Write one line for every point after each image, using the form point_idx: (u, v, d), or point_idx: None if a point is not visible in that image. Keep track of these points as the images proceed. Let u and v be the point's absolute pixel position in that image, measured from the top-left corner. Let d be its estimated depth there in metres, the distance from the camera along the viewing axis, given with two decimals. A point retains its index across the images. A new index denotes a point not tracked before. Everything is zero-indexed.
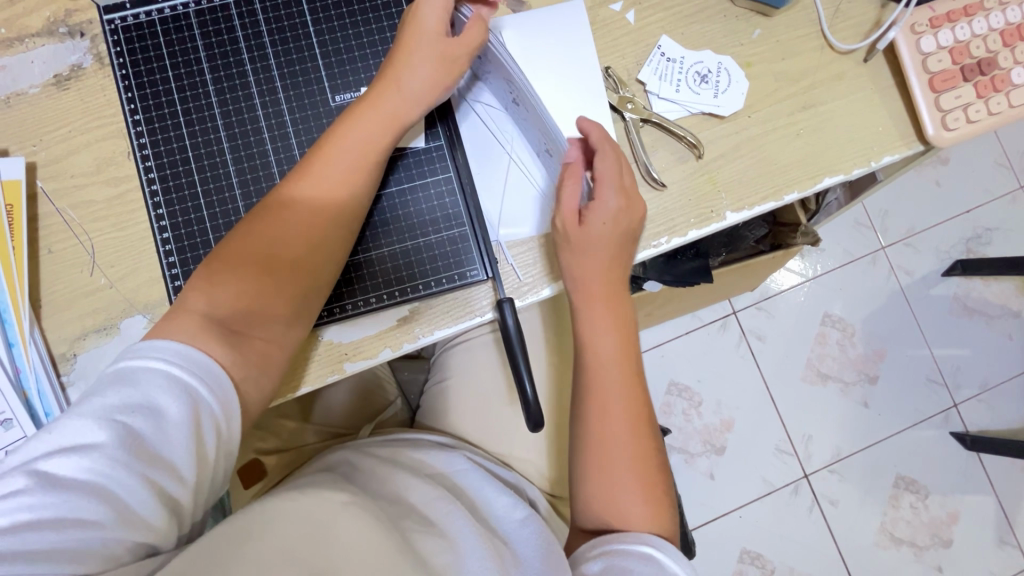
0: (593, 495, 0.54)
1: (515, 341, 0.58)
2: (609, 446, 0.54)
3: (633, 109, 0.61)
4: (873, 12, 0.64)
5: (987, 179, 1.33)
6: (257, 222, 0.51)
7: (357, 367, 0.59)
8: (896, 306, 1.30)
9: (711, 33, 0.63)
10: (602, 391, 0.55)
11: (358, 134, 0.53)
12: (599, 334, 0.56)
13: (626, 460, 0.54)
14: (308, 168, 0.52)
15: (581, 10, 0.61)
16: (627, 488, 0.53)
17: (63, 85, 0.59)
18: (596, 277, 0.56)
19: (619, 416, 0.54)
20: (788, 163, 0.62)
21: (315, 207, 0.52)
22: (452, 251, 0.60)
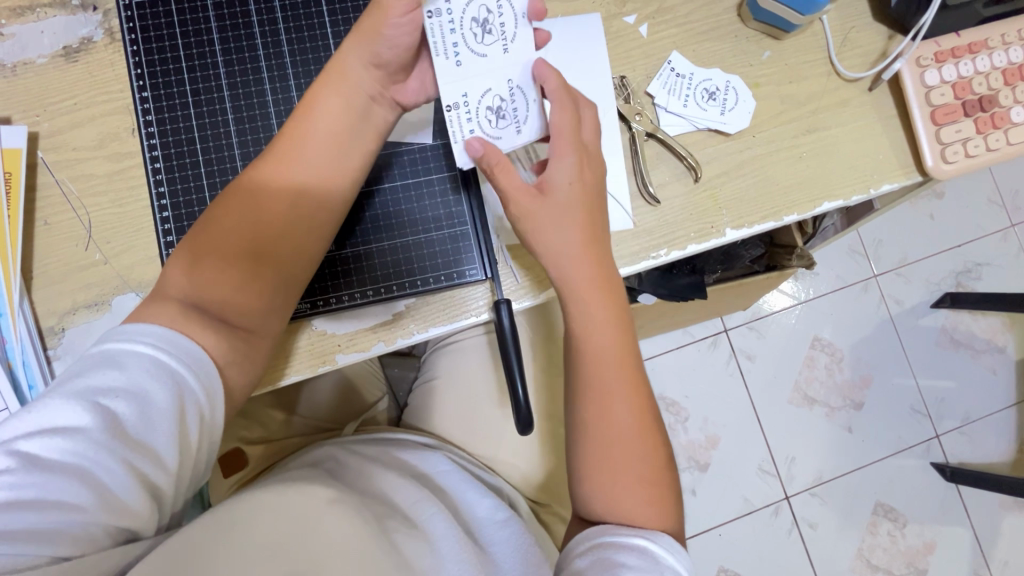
0: (592, 490, 0.51)
1: (510, 342, 0.57)
2: (608, 442, 0.51)
3: (640, 121, 0.61)
4: (880, 42, 0.65)
5: (979, 215, 1.36)
6: (215, 212, 0.50)
7: (348, 359, 0.59)
8: (884, 335, 1.32)
9: (721, 52, 0.63)
10: (601, 382, 0.52)
11: (317, 111, 0.50)
12: (596, 324, 0.52)
13: (624, 449, 0.51)
14: (276, 150, 0.50)
15: (595, 25, 0.62)
16: (630, 485, 0.51)
17: (71, 58, 0.58)
18: (591, 274, 0.52)
19: (622, 408, 0.52)
20: (788, 186, 0.63)
21: (276, 190, 0.50)
22: (453, 249, 0.60)
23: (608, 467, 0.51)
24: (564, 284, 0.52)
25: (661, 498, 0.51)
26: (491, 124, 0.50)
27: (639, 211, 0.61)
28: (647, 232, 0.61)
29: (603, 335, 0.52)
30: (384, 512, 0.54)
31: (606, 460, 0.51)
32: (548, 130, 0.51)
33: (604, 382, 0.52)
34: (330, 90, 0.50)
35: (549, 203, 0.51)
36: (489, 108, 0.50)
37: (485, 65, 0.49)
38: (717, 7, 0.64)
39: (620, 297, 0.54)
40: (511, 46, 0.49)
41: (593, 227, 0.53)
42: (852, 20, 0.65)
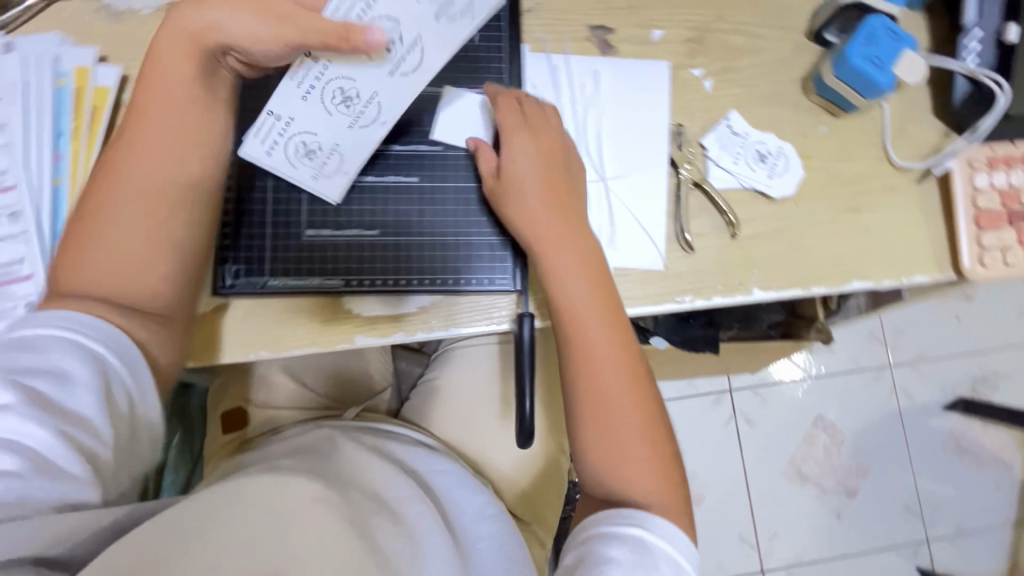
0: (589, 459, 0.54)
1: (526, 358, 0.59)
2: (605, 417, 0.54)
3: (688, 169, 0.63)
4: (935, 138, 0.66)
5: (1005, 326, 1.34)
6: (107, 184, 0.50)
7: (367, 342, 0.59)
8: (889, 427, 1.30)
9: (779, 118, 0.65)
10: (591, 359, 0.54)
11: (172, 82, 0.50)
12: (577, 297, 0.55)
13: (621, 420, 0.54)
14: (126, 136, 0.51)
15: (662, 74, 0.64)
16: (631, 453, 0.53)
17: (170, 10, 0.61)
18: (579, 269, 0.55)
19: (615, 382, 0.54)
20: (822, 259, 0.64)
21: (167, 171, 0.51)
22: (490, 256, 0.60)
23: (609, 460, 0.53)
24: (558, 278, 0.55)
25: (664, 482, 0.53)
26: (331, 100, 0.49)
27: (673, 255, 0.62)
28: (676, 276, 0.62)
29: (596, 332, 0.54)
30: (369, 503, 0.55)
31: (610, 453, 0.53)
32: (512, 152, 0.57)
33: (599, 380, 0.54)
34: (178, 54, 0.50)
35: (550, 220, 0.56)
36: (338, 90, 0.49)
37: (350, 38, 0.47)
38: (782, 76, 0.66)
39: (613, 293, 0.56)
40: (444, 15, 0.46)
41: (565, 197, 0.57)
42: (911, 112, 0.66)
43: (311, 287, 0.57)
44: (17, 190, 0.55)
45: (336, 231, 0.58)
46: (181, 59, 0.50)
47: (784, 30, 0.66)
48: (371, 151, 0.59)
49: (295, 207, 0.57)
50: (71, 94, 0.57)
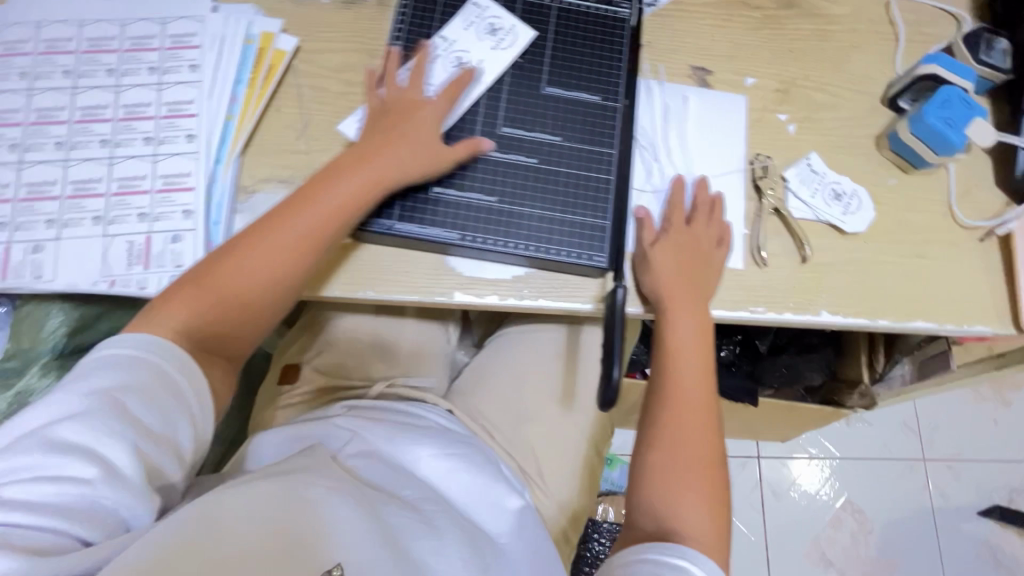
0: (659, 453, 0.60)
1: (617, 324, 0.57)
2: (684, 442, 0.60)
3: (771, 196, 0.69)
4: (998, 204, 0.72)
5: (1009, 441, 1.52)
6: (284, 215, 0.56)
7: (464, 299, 0.63)
8: (921, 520, 1.46)
9: (856, 167, 0.72)
10: (680, 411, 0.61)
11: (407, 157, 0.59)
12: (684, 324, 0.62)
13: (692, 415, 0.61)
14: (191, 298, 0.54)
15: (741, 107, 0.73)
16: (693, 439, 0.60)
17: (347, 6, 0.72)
18: (697, 341, 0.62)
19: (699, 422, 0.61)
20: (884, 293, 0.68)
21: (240, 288, 0.55)
22: (585, 235, 0.61)
23: (681, 483, 0.58)
24: (682, 405, 0.61)
25: (715, 470, 0.60)
26: (458, 73, 0.65)
27: (748, 269, 0.67)
28: (749, 288, 0.67)
29: (690, 397, 0.61)
30: (349, 485, 0.55)
31: (661, 443, 0.60)
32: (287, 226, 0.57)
33: (678, 405, 0.61)
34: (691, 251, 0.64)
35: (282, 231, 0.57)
36: (453, 59, 0.66)
37: (470, 42, 0.66)
38: (858, 132, 0.74)
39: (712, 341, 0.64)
40: (517, 35, 0.67)
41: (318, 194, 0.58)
42: (976, 179, 0.73)
43: (430, 236, 0.60)
44: (197, 117, 0.62)
45: (460, 193, 0.61)
46: (672, 296, 0.62)
47: (864, 95, 0.75)
48: (503, 129, 0.64)
49: None
50: (256, 52, 0.67)
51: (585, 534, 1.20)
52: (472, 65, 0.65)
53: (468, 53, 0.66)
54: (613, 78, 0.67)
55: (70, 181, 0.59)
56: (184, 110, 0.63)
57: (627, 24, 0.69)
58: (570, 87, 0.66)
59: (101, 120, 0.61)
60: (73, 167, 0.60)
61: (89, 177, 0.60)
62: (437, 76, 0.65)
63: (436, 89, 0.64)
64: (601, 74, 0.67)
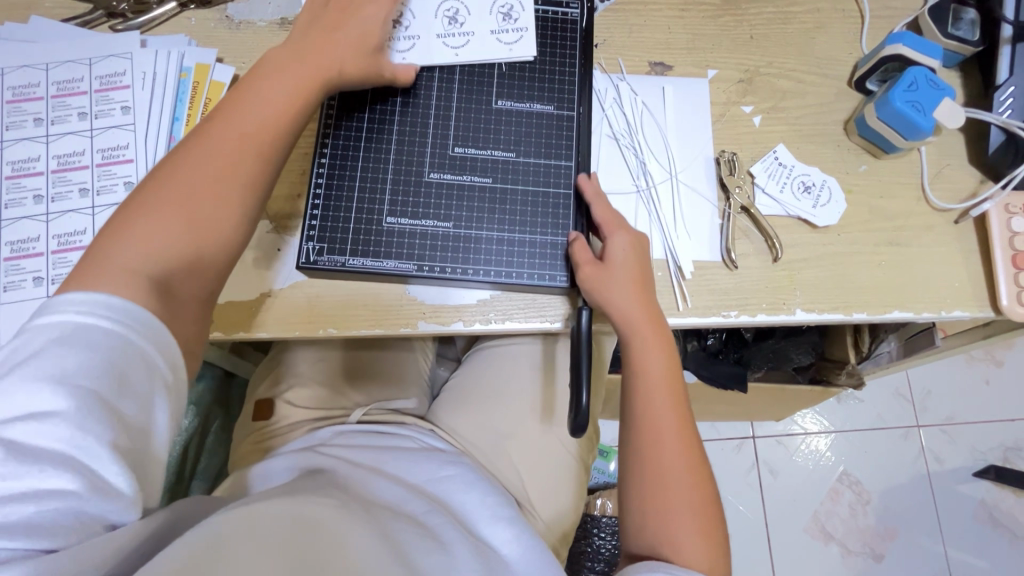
0: (641, 504, 0.55)
1: (584, 347, 0.56)
2: (665, 483, 0.55)
3: (739, 194, 0.67)
4: (972, 183, 0.70)
5: (1004, 402, 1.53)
6: (232, 104, 0.53)
7: (428, 327, 0.61)
8: (918, 486, 1.47)
9: (824, 156, 0.70)
10: (655, 453, 0.55)
11: (343, 55, 0.57)
12: (652, 360, 0.57)
13: (672, 454, 0.55)
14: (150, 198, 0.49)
15: (704, 101, 0.71)
16: (677, 479, 0.55)
17: (285, 27, 0.69)
18: (665, 372, 0.57)
19: (678, 461, 0.55)
20: (861, 286, 0.67)
21: (200, 182, 0.50)
22: (546, 255, 0.60)
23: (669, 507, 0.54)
24: (657, 448, 0.55)
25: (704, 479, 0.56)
26: (442, 27, 0.63)
27: (718, 273, 0.65)
28: (721, 293, 0.65)
29: (666, 439, 0.56)
30: (354, 504, 0.52)
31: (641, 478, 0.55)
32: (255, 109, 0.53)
33: (656, 446, 0.55)
34: (626, 278, 0.57)
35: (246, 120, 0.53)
36: (447, 17, 0.63)
37: (474, 10, 0.64)
38: (825, 118, 0.71)
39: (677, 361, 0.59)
40: (524, 32, 0.64)
41: (288, 82, 0.55)
42: (948, 158, 0.71)
43: (385, 269, 0.58)
44: (133, 164, 0.60)
45: (414, 221, 0.59)
46: (632, 335, 0.57)
47: (830, 78, 0.73)
48: (455, 149, 0.61)
49: (378, 195, 0.59)
50: (191, 87, 0.64)
51: (585, 530, 1.20)
52: (461, 29, 0.63)
53: (465, 24, 0.64)
54: (565, 85, 0.64)
55: (7, 243, 0.57)
56: (119, 157, 0.60)
57: (576, 25, 0.66)
58: (522, 99, 0.63)
59: (34, 174, 0.59)
60: (7, 227, 0.58)
61: (26, 236, 0.57)
62: (425, 19, 0.63)
63: (414, 44, 0.62)
64: (554, 81, 0.64)
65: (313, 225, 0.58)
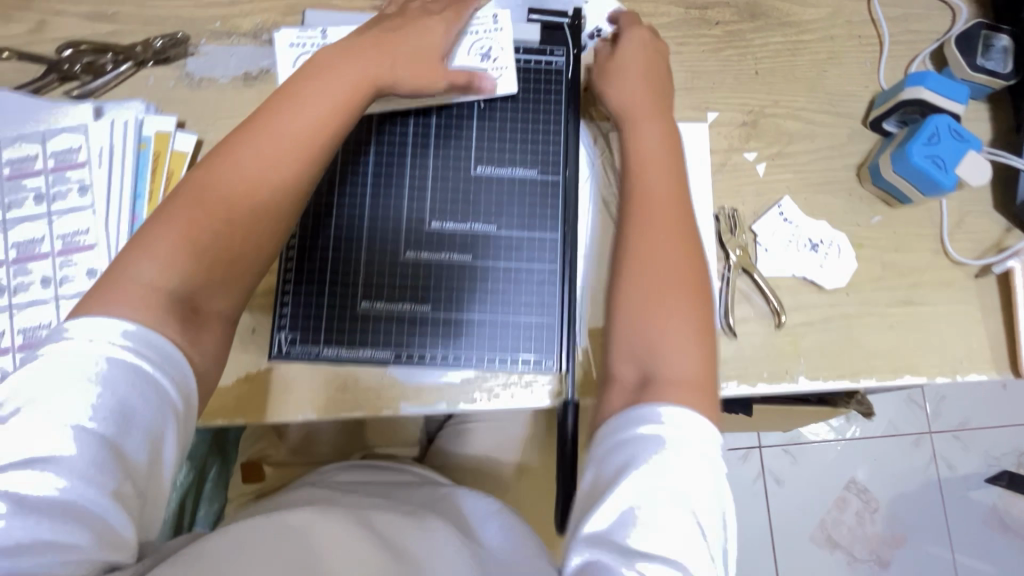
0: (630, 319, 0.50)
1: (566, 449, 0.54)
2: (654, 262, 0.51)
3: (739, 256, 0.63)
4: (996, 232, 0.65)
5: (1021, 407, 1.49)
6: (290, 100, 0.49)
7: (411, 410, 0.56)
8: (929, 493, 1.45)
9: (833, 207, 0.65)
10: (652, 233, 0.52)
11: (401, 73, 0.52)
12: (653, 171, 0.55)
13: (676, 284, 0.50)
14: (198, 196, 0.46)
15: (704, 149, 0.65)
16: (681, 323, 0.49)
17: (249, 83, 0.64)
18: (675, 232, 0.52)
19: (678, 307, 0.49)
20: (870, 350, 0.62)
21: (246, 182, 0.47)
22: (531, 337, 0.56)
23: (659, 288, 0.50)
24: (656, 237, 0.52)
25: (705, 403, 0.46)
26: None
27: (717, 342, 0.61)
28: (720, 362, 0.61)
29: (661, 245, 0.52)
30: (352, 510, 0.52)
31: (623, 263, 0.52)
32: (314, 106, 0.49)
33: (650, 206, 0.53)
34: (637, 157, 0.55)
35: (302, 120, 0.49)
36: None
37: None
38: (836, 163, 0.66)
39: (700, 261, 0.52)
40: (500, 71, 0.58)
41: (349, 86, 0.50)
42: (971, 204, 0.65)
43: (361, 360, 0.55)
44: (94, 250, 0.57)
45: (390, 305, 0.56)
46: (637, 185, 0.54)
47: (843, 116, 0.67)
48: (432, 224, 0.57)
49: (351, 277, 0.56)
50: (152, 159, 0.60)
51: None
52: None
53: None
54: (551, 145, 0.59)
55: None
56: (79, 243, 0.57)
57: (563, 75, 0.60)
58: (503, 167, 0.59)
59: None
60: None
61: None
62: None
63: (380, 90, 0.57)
64: (538, 143, 0.59)
65: (284, 314, 0.55)
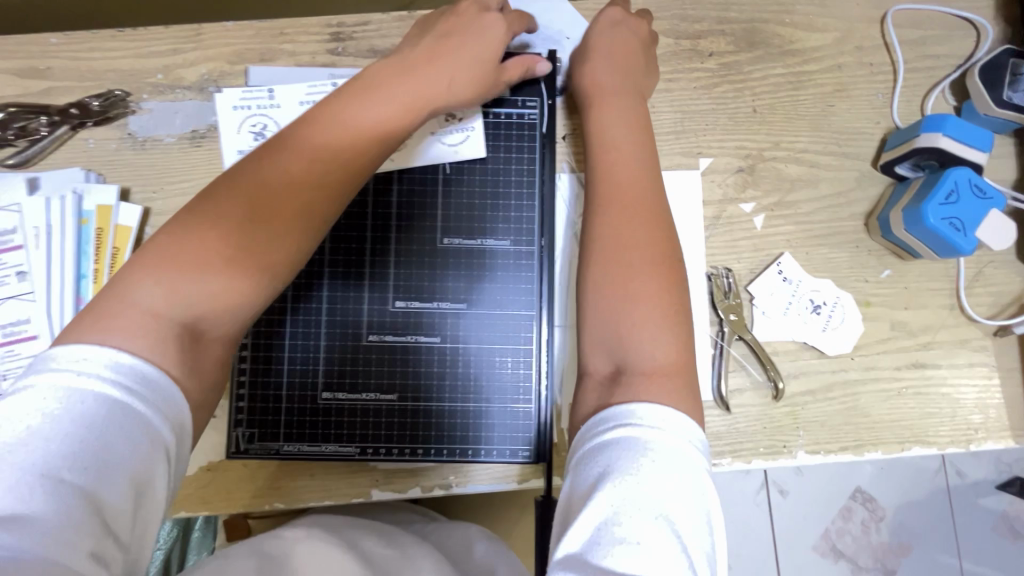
0: (597, 321, 0.45)
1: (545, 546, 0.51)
2: (622, 256, 0.45)
3: (734, 321, 0.57)
4: (1017, 285, 0.59)
5: None
6: (342, 104, 0.45)
7: (384, 497, 0.53)
8: (937, 502, 1.34)
9: (838, 262, 0.59)
10: (620, 212, 0.47)
11: (451, 78, 0.48)
12: (621, 149, 0.49)
13: (641, 261, 0.45)
14: (231, 199, 0.40)
15: (697, 200, 0.59)
16: (650, 319, 0.43)
17: (197, 142, 0.59)
18: (645, 219, 0.47)
19: (645, 299, 0.44)
20: (876, 419, 0.58)
21: (284, 190, 0.41)
22: (508, 424, 0.53)
23: (623, 274, 0.45)
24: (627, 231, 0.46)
25: (680, 392, 0.40)
26: None
27: (709, 416, 0.57)
28: (713, 437, 0.57)
29: (631, 230, 0.46)
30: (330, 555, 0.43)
31: (588, 248, 0.47)
32: (369, 109, 0.45)
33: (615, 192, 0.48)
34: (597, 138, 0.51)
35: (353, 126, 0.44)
36: None
37: None
38: (842, 211, 0.60)
39: (672, 234, 0.47)
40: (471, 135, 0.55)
41: (407, 92, 0.46)
42: (992, 254, 0.59)
43: (325, 454, 0.52)
44: (36, 341, 0.54)
45: (353, 394, 0.52)
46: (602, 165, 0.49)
47: (850, 158, 0.60)
48: (396, 304, 0.53)
49: (310, 367, 0.52)
50: (94, 236, 0.55)
51: None
52: None
53: None
54: (524, 212, 0.55)
55: None
56: (21, 333, 0.54)
57: (537, 129, 0.55)
58: (472, 240, 0.54)
59: None
60: None
61: None
62: None
63: None
64: (510, 212, 0.55)
65: (241, 407, 0.52)
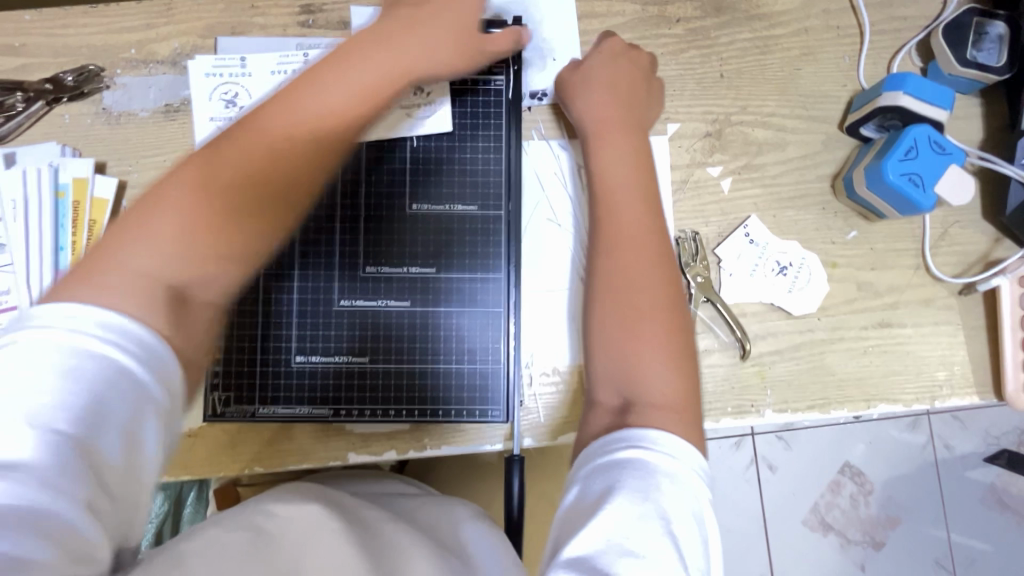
0: (608, 366, 0.45)
1: (512, 503, 0.53)
2: (629, 296, 0.46)
3: (701, 284, 0.58)
4: (982, 245, 0.60)
5: None
6: (328, 67, 0.45)
7: (360, 460, 0.54)
8: (926, 475, 1.35)
9: (805, 224, 0.60)
10: (627, 251, 0.48)
11: (430, 43, 0.49)
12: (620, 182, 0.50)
13: (645, 308, 0.46)
14: (218, 165, 0.41)
15: (665, 166, 0.60)
16: (655, 357, 0.44)
17: (170, 116, 0.60)
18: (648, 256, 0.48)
19: (650, 340, 0.45)
20: (842, 377, 0.59)
21: (269, 152, 0.42)
22: (476, 385, 0.54)
23: (632, 318, 0.46)
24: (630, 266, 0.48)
25: (687, 424, 0.41)
26: None
27: None
28: None
29: (636, 268, 0.47)
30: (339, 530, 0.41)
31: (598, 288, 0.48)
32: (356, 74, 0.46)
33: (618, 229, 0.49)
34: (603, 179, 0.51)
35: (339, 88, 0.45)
36: None
37: None
38: (809, 174, 0.60)
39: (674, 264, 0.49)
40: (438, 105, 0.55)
41: (392, 56, 0.48)
42: (958, 214, 0.60)
43: (300, 417, 0.53)
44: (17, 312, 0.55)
45: (327, 359, 0.54)
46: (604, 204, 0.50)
47: (817, 121, 0.61)
48: (367, 269, 0.54)
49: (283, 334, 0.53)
50: (71, 208, 0.56)
51: None
52: None
53: None
54: (490, 178, 0.56)
55: None
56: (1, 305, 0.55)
57: (500, 97, 0.56)
58: (440, 205, 0.55)
59: None
60: None
61: None
62: None
63: None
64: (477, 176, 0.55)
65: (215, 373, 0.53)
